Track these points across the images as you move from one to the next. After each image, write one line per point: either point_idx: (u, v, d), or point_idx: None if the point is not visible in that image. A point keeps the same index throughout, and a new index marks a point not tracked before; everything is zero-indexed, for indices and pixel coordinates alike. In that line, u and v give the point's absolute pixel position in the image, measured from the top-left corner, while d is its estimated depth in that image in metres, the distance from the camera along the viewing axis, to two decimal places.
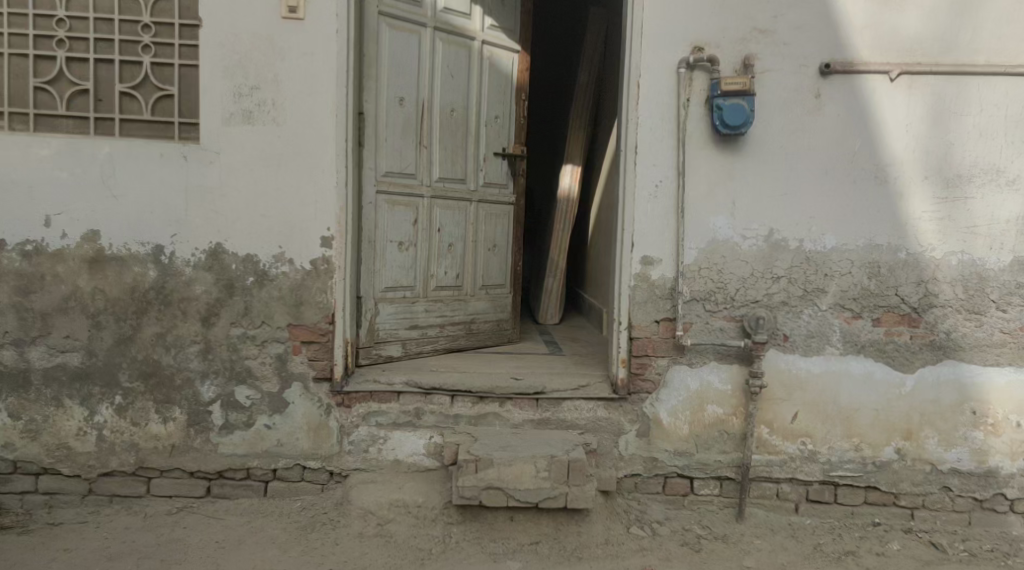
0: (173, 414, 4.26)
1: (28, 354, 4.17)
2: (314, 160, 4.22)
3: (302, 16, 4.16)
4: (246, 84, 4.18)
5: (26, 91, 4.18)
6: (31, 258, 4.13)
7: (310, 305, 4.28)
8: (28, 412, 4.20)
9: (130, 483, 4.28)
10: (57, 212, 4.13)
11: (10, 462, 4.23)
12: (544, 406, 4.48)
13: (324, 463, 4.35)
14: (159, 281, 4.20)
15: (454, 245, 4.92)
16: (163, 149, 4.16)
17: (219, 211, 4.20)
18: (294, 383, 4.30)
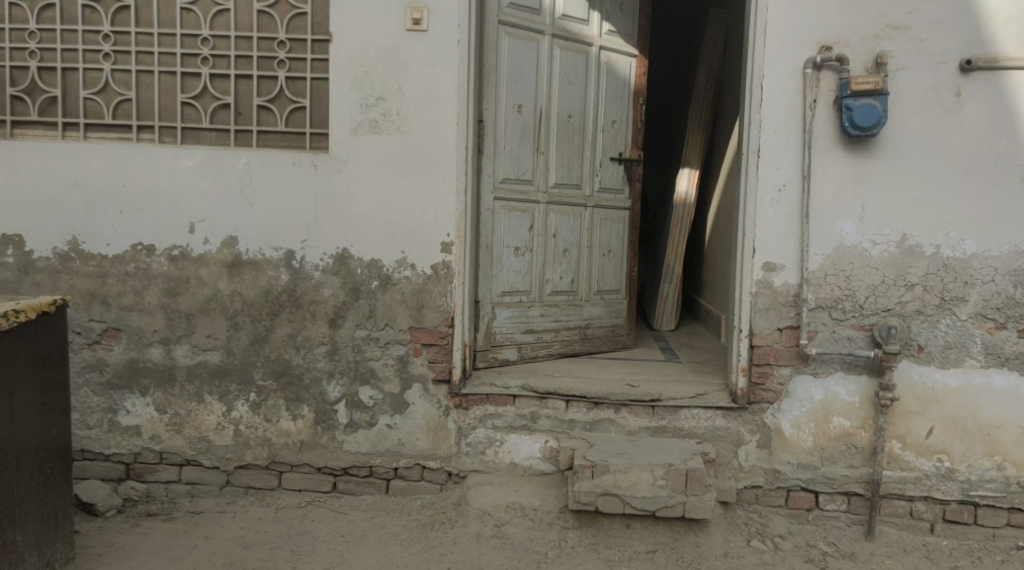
0: (302, 411, 4.47)
1: (174, 352, 4.46)
2: (436, 168, 4.35)
3: (426, 28, 4.30)
4: (372, 95, 4.35)
5: (174, 106, 4.49)
6: (177, 262, 4.43)
7: (431, 309, 4.41)
8: (173, 405, 4.49)
9: (263, 476, 4.51)
10: (201, 219, 4.41)
11: (156, 453, 4.52)
12: (662, 413, 4.43)
13: (443, 463, 4.46)
14: (290, 284, 4.42)
15: (570, 250, 4.96)
16: (296, 159, 4.37)
17: (346, 217, 4.39)
18: (414, 384, 4.44)
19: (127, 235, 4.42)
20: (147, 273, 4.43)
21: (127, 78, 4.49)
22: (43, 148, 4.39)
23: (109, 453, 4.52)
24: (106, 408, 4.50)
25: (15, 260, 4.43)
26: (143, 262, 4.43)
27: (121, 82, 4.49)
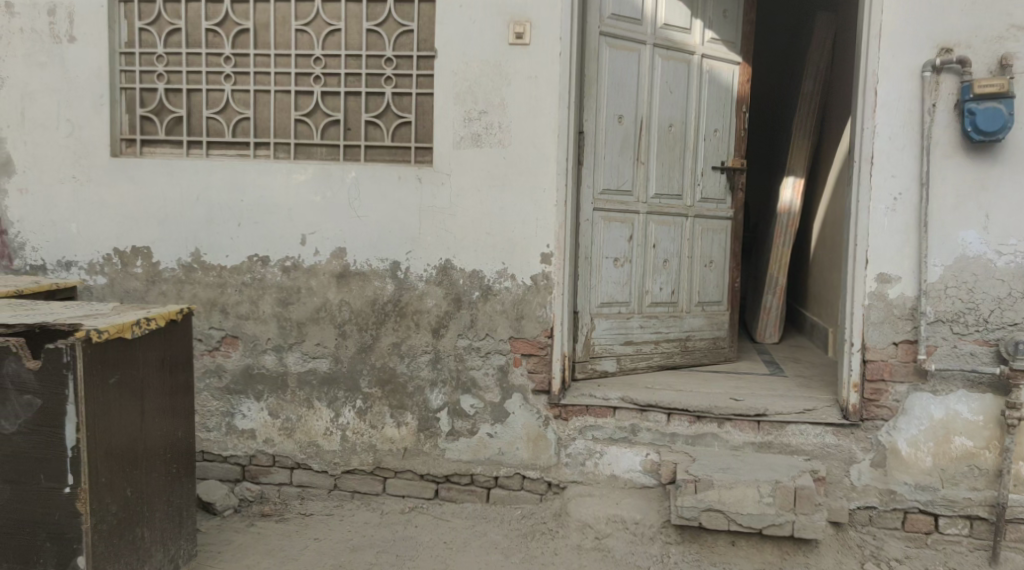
0: (405, 418, 4.57)
1: (286, 359, 4.65)
2: (537, 178, 4.38)
3: (528, 41, 4.34)
4: (475, 108, 4.42)
5: (288, 124, 4.69)
6: (289, 272, 4.61)
7: (530, 320, 4.45)
8: (284, 410, 4.67)
9: (369, 481, 4.63)
10: (311, 231, 4.58)
11: (270, 456, 4.70)
12: (767, 428, 4.31)
13: (543, 473, 4.47)
14: (396, 295, 4.54)
15: (670, 260, 4.91)
16: (401, 172, 4.48)
17: (449, 228, 4.47)
18: (514, 394, 4.47)
19: (244, 246, 4.63)
20: (262, 284, 4.64)
21: (245, 97, 4.71)
22: (169, 165, 4.66)
23: (227, 455, 4.74)
24: (223, 412, 4.72)
25: (144, 271, 4.72)
26: (258, 272, 4.64)
27: (240, 102, 4.72)
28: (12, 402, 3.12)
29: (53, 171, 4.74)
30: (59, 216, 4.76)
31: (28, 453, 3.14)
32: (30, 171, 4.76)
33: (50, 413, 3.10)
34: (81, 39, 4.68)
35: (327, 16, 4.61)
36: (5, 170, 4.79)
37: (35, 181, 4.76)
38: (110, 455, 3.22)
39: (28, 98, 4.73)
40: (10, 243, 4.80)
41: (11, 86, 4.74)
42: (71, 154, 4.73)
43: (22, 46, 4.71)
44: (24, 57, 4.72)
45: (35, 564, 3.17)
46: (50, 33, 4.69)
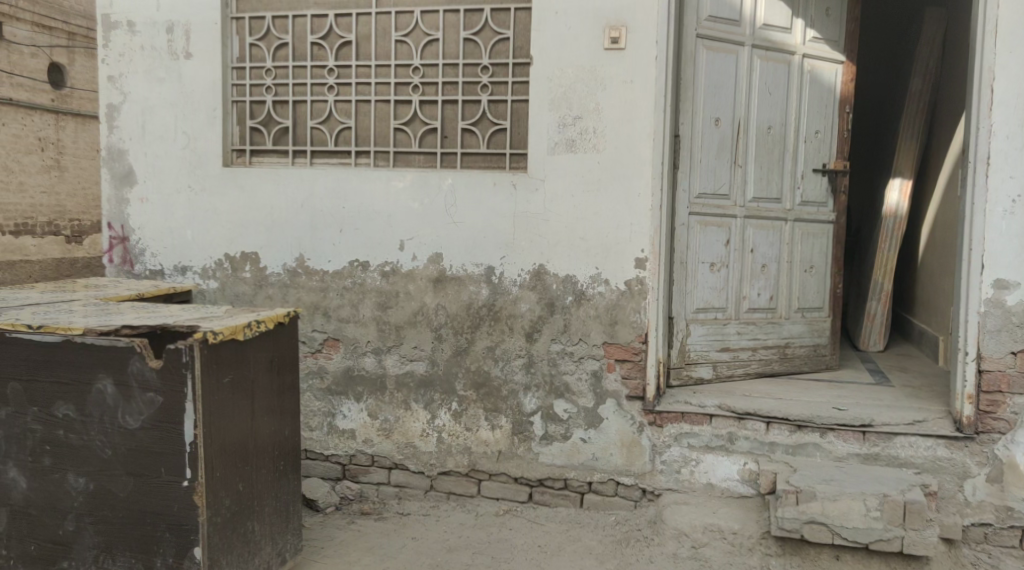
0: (500, 422, 4.61)
1: (385, 361, 4.76)
2: (632, 183, 4.36)
3: (623, 45, 4.33)
4: (570, 113, 4.42)
5: (388, 132, 4.80)
6: (388, 277, 4.72)
7: (625, 325, 4.42)
8: (383, 412, 4.78)
9: (464, 483, 4.69)
10: (409, 237, 4.67)
11: (369, 456, 4.82)
12: (874, 439, 4.15)
13: (638, 480, 4.43)
14: (490, 299, 4.59)
15: (769, 265, 4.80)
16: (496, 179, 4.53)
17: (543, 233, 4.49)
18: (608, 400, 4.45)
19: (345, 252, 4.77)
20: (362, 288, 4.76)
21: (347, 107, 4.86)
22: (275, 174, 4.84)
23: (328, 454, 4.89)
24: (326, 412, 4.87)
25: (252, 275, 4.92)
26: (359, 277, 4.77)
27: (342, 112, 4.86)
28: (136, 399, 3.28)
29: (169, 180, 5.01)
30: (175, 223, 5.01)
31: (149, 448, 3.29)
32: (149, 181, 5.04)
33: (171, 410, 3.25)
34: (196, 55, 4.92)
35: (426, 27, 4.70)
36: (127, 180, 5.08)
37: (153, 190, 5.03)
38: (224, 451, 3.37)
39: (148, 112, 5.01)
40: (131, 249, 5.09)
41: (133, 101, 5.03)
42: (187, 164, 4.98)
43: (143, 63, 4.99)
44: (145, 74, 5.00)
45: (155, 553, 3.32)
46: (169, 50, 4.95)
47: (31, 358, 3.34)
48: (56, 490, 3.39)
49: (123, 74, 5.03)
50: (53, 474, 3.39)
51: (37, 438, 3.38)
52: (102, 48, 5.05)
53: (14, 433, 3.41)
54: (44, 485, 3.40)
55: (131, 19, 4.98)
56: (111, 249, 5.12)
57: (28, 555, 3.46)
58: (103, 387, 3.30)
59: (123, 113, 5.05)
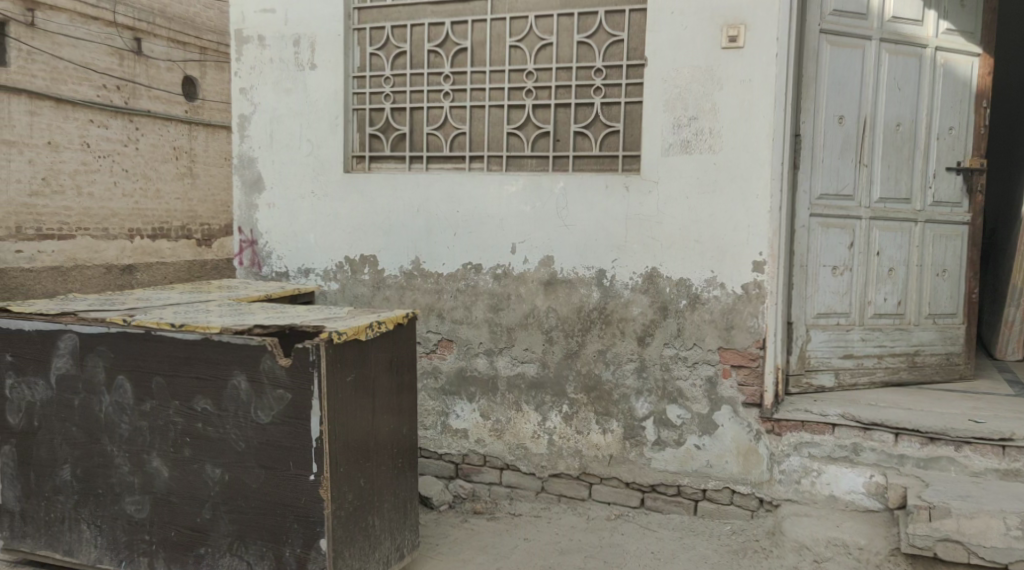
0: (611, 425, 4.59)
1: (497, 362, 4.81)
2: (750, 184, 4.26)
3: (742, 44, 4.24)
4: (685, 114, 4.36)
5: (501, 136, 4.86)
6: (500, 280, 4.78)
7: (741, 329, 4.32)
8: (495, 412, 4.84)
9: (575, 486, 4.69)
10: (521, 240, 4.71)
11: (481, 456, 4.89)
12: (1014, 455, 3.96)
13: (754, 489, 4.33)
14: (601, 302, 4.57)
15: (896, 269, 4.60)
16: (609, 181, 4.51)
17: (657, 236, 4.44)
18: (723, 406, 4.37)
19: (459, 254, 4.85)
20: (475, 290, 4.83)
21: (462, 113, 4.94)
22: (393, 179, 4.97)
23: (441, 452, 4.98)
24: (440, 412, 4.97)
25: (371, 277, 5.07)
26: (472, 279, 4.84)
27: (457, 117, 4.95)
28: (267, 395, 3.43)
29: (294, 186, 5.22)
30: (299, 227, 5.22)
31: (279, 442, 3.44)
32: (276, 187, 5.26)
33: (299, 407, 3.39)
34: (320, 65, 5.11)
35: (540, 31, 4.73)
36: (256, 187, 5.33)
37: (280, 196, 5.26)
38: (348, 448, 3.48)
39: (276, 121, 5.24)
40: (259, 252, 5.33)
41: (262, 111, 5.27)
42: (310, 171, 5.17)
43: (271, 75, 5.23)
44: (273, 85, 5.23)
45: (284, 543, 3.46)
46: (295, 61, 5.16)
47: (173, 355, 3.54)
48: (195, 480, 3.58)
49: (253, 85, 5.29)
50: (192, 465, 3.58)
51: (178, 430, 3.58)
52: (235, 61, 5.33)
53: (158, 425, 3.61)
54: (184, 475, 3.59)
55: (262, 33, 5.23)
56: (241, 252, 5.38)
57: (168, 541, 3.64)
58: (237, 383, 3.47)
59: (253, 123, 5.31)
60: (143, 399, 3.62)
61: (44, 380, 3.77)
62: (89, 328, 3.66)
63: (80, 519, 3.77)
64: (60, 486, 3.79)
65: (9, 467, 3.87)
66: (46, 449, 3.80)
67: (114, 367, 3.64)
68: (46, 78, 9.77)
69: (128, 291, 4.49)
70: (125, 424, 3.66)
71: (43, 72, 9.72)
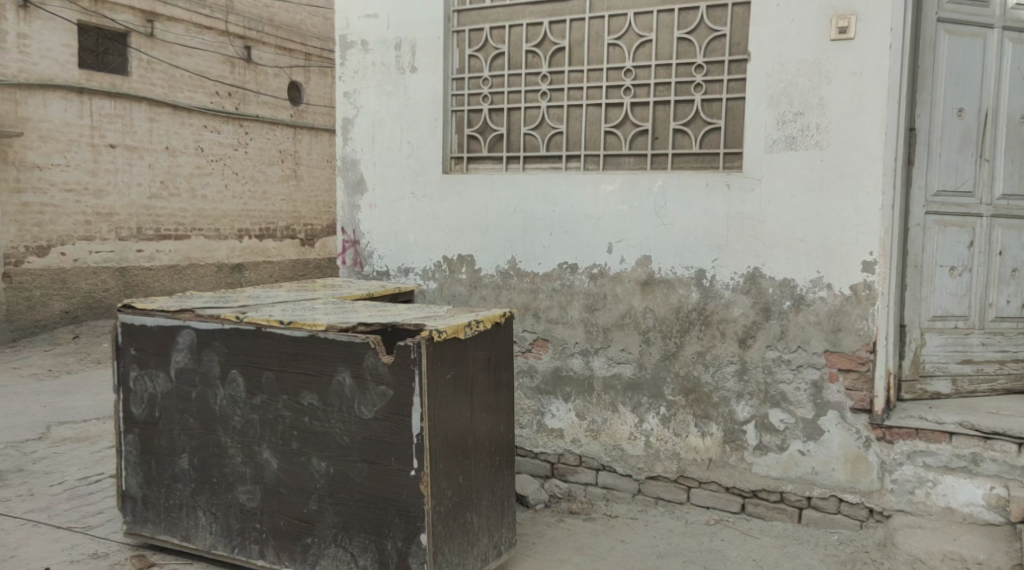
0: (711, 429, 4.50)
1: (593, 363, 4.79)
2: (860, 181, 4.10)
3: (852, 35, 4.08)
4: (791, 109, 4.24)
5: (599, 135, 4.83)
6: (597, 279, 4.75)
7: (849, 332, 4.17)
8: (590, 413, 4.81)
9: (673, 489, 4.62)
10: (618, 239, 4.67)
11: (577, 456, 4.87)
12: None
13: (864, 498, 4.17)
14: (701, 302, 4.49)
15: (1020, 269, 4.35)
16: (709, 179, 4.42)
17: (759, 235, 4.33)
18: (830, 411, 4.22)
19: (555, 254, 4.85)
20: (571, 291, 4.82)
21: (560, 113, 4.93)
22: (491, 179, 5.00)
23: (537, 451, 4.99)
24: (535, 411, 4.97)
25: (468, 277, 5.11)
26: (567, 279, 4.83)
27: (554, 117, 4.94)
28: (370, 391, 3.51)
29: (395, 187, 5.31)
30: (399, 228, 5.32)
31: (381, 437, 3.51)
32: (377, 188, 5.38)
33: (401, 403, 3.45)
34: (421, 68, 5.19)
35: (639, 28, 4.68)
36: (359, 188, 5.46)
37: (381, 197, 5.37)
38: (447, 444, 3.53)
39: (378, 124, 5.35)
40: (361, 252, 5.46)
41: (365, 114, 5.39)
42: (410, 172, 5.26)
43: (374, 78, 5.34)
44: (375, 88, 5.34)
45: (386, 536, 3.53)
46: (397, 64, 5.26)
47: (282, 351, 3.66)
48: (302, 472, 3.69)
49: (357, 89, 5.42)
50: (299, 457, 3.68)
51: (287, 424, 3.70)
52: (340, 66, 5.47)
53: (267, 418, 3.73)
54: (292, 466, 3.70)
55: (365, 38, 5.35)
56: (344, 252, 5.52)
57: (277, 530, 3.76)
58: (342, 379, 3.56)
59: (356, 126, 5.43)
60: (255, 393, 3.75)
61: (164, 373, 3.95)
62: (205, 324, 3.82)
63: (196, 507, 3.93)
64: (179, 475, 3.96)
65: (133, 455, 4.07)
66: (166, 439, 3.98)
67: (228, 362, 3.79)
68: (163, 86, 10.29)
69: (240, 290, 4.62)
70: (237, 417, 3.80)
71: (161, 80, 10.26)
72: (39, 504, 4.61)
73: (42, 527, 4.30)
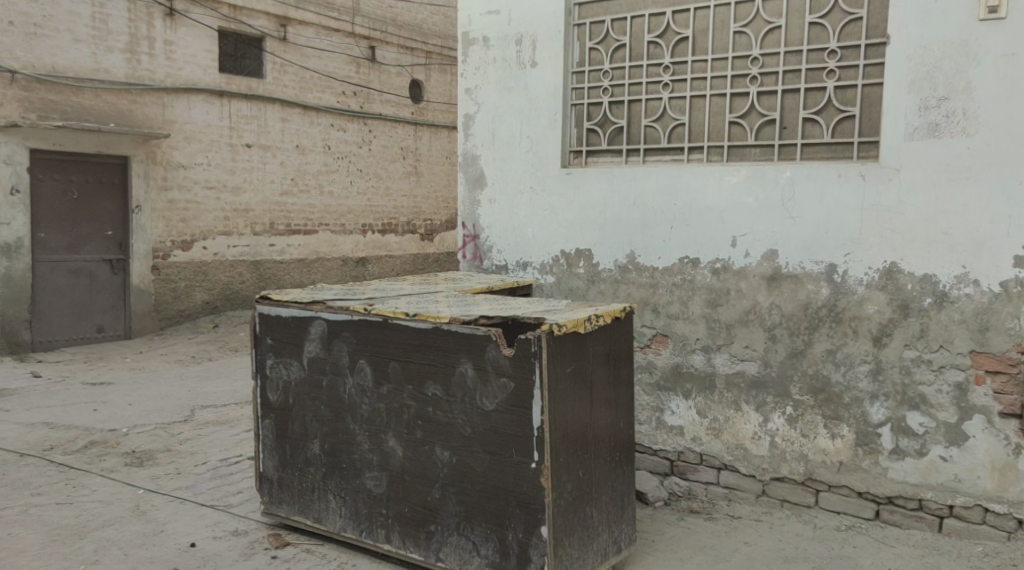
0: (842, 431, 4.32)
1: (714, 359, 4.68)
2: (1011, 169, 3.84)
3: (1004, 14, 3.83)
4: (934, 94, 4.01)
5: (723, 126, 4.71)
6: (719, 274, 4.63)
7: (998, 331, 3.92)
8: (712, 411, 4.71)
9: (801, 492, 4.47)
10: (743, 233, 4.54)
11: (697, 454, 4.78)
12: None
13: (1013, 509, 3.93)
14: (832, 299, 4.31)
15: None
16: (842, 170, 4.24)
17: (896, 228, 4.12)
18: (975, 416, 3.99)
19: (677, 248, 4.76)
20: (692, 285, 4.72)
21: (682, 104, 4.84)
22: (611, 173, 4.96)
23: (656, 448, 4.93)
24: (655, 408, 4.91)
25: (586, 271, 5.09)
26: (688, 274, 4.74)
27: (677, 108, 4.85)
28: (492, 383, 3.54)
29: (515, 182, 5.35)
30: (519, 222, 5.34)
31: (503, 429, 3.54)
32: (497, 183, 5.42)
33: (522, 396, 3.47)
34: (541, 62, 5.20)
35: (768, 14, 4.54)
36: (479, 184, 5.52)
37: (501, 192, 5.41)
38: (567, 438, 3.53)
39: (498, 119, 5.39)
40: (481, 246, 5.52)
41: (486, 110, 5.45)
42: (530, 167, 5.28)
43: (495, 74, 5.38)
44: (496, 84, 5.38)
45: (508, 528, 3.56)
46: (517, 59, 5.29)
47: (407, 342, 3.75)
48: (427, 461, 3.77)
49: (478, 85, 5.48)
50: (423, 446, 3.76)
51: (411, 413, 3.78)
52: (462, 63, 5.54)
53: (393, 408, 3.83)
54: (416, 455, 3.79)
55: (487, 35, 5.40)
56: (465, 246, 5.60)
57: (402, 516, 3.85)
58: (464, 370, 3.61)
59: (477, 122, 5.50)
60: (381, 382, 3.85)
61: (298, 361, 4.11)
62: (335, 315, 3.95)
63: (327, 490, 4.08)
64: (311, 459, 4.12)
65: (269, 439, 4.27)
66: (299, 425, 4.15)
67: (356, 352, 3.91)
68: (294, 87, 10.71)
69: (318, 284, 5.79)
70: (365, 405, 3.91)
71: (292, 81, 10.69)
72: (185, 482, 4.90)
73: (187, 505, 4.56)
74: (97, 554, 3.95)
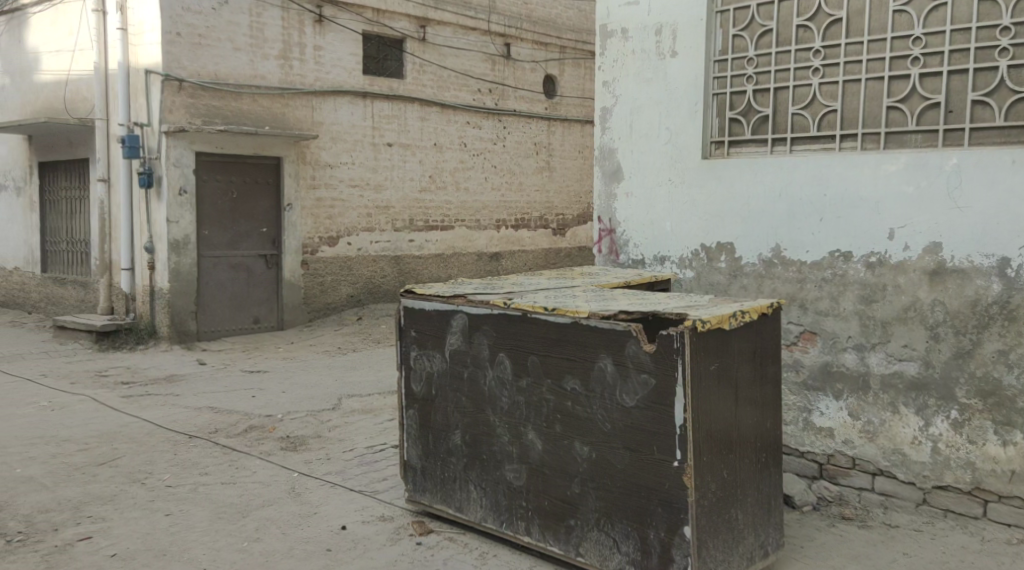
0: (1014, 437, 4.01)
1: (868, 358, 4.45)
2: None
3: None
4: None
5: (880, 111, 4.46)
6: (874, 268, 4.40)
7: None
8: (866, 413, 4.48)
9: (966, 502, 4.19)
10: (901, 225, 4.29)
11: (849, 458, 4.57)
12: None
13: None
14: (1003, 295, 4.00)
15: None
16: (1016, 156, 3.93)
17: None
18: None
19: (828, 241, 4.55)
20: (844, 280, 4.51)
21: (834, 90, 4.62)
22: (756, 163, 4.80)
23: (804, 450, 4.75)
24: (803, 408, 4.73)
25: (728, 265, 4.95)
26: (840, 268, 4.52)
27: (828, 95, 4.64)
28: (632, 379, 3.50)
29: (653, 175, 5.26)
30: (657, 215, 5.25)
31: (644, 426, 3.48)
32: (635, 176, 5.35)
33: (664, 393, 3.40)
34: (682, 52, 5.09)
35: None
36: (616, 177, 5.47)
37: (638, 185, 5.34)
38: (711, 437, 3.44)
39: (637, 111, 5.32)
40: (618, 241, 5.46)
41: (624, 103, 5.38)
42: (669, 159, 5.17)
43: (634, 66, 5.31)
44: (635, 76, 5.32)
45: (649, 526, 3.50)
46: (657, 50, 5.20)
47: (547, 335, 3.75)
48: (567, 456, 3.76)
49: (616, 78, 5.42)
50: (563, 441, 3.76)
51: (551, 407, 3.78)
52: (600, 56, 5.50)
53: (533, 401, 3.85)
54: (556, 449, 3.79)
55: (626, 26, 5.34)
56: (601, 240, 5.56)
57: (542, 509, 3.87)
58: (604, 366, 3.58)
59: (614, 115, 5.44)
60: (521, 375, 3.87)
61: (440, 354, 4.20)
62: (476, 309, 4.01)
63: (468, 481, 4.15)
64: (453, 450, 4.20)
65: (413, 429, 4.37)
66: (442, 415, 4.23)
67: (496, 345, 3.95)
68: (433, 86, 10.97)
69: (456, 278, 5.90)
70: (505, 398, 3.95)
71: (431, 80, 10.96)
72: (336, 467, 5.11)
73: (338, 489, 4.75)
74: (259, 532, 4.17)
